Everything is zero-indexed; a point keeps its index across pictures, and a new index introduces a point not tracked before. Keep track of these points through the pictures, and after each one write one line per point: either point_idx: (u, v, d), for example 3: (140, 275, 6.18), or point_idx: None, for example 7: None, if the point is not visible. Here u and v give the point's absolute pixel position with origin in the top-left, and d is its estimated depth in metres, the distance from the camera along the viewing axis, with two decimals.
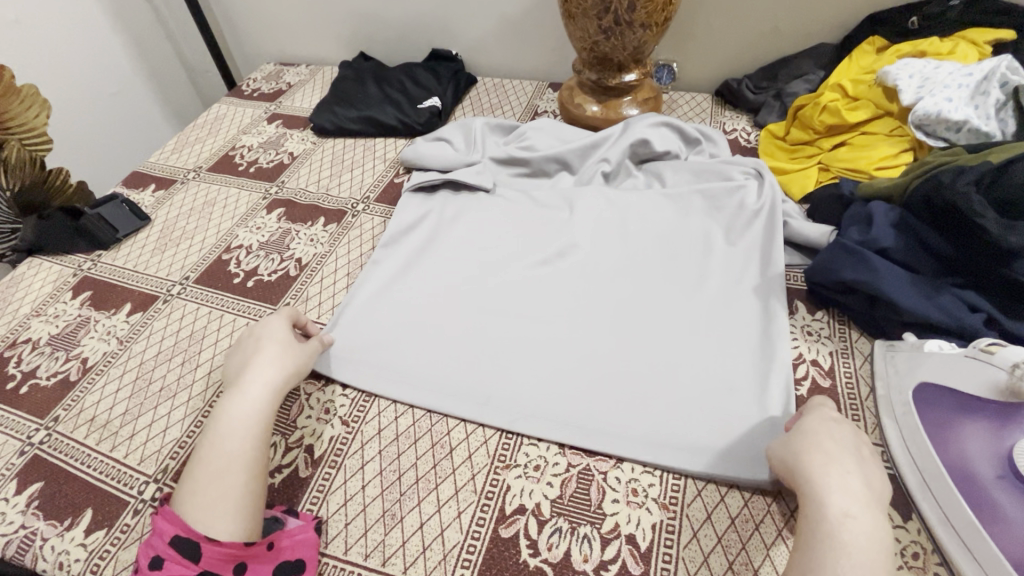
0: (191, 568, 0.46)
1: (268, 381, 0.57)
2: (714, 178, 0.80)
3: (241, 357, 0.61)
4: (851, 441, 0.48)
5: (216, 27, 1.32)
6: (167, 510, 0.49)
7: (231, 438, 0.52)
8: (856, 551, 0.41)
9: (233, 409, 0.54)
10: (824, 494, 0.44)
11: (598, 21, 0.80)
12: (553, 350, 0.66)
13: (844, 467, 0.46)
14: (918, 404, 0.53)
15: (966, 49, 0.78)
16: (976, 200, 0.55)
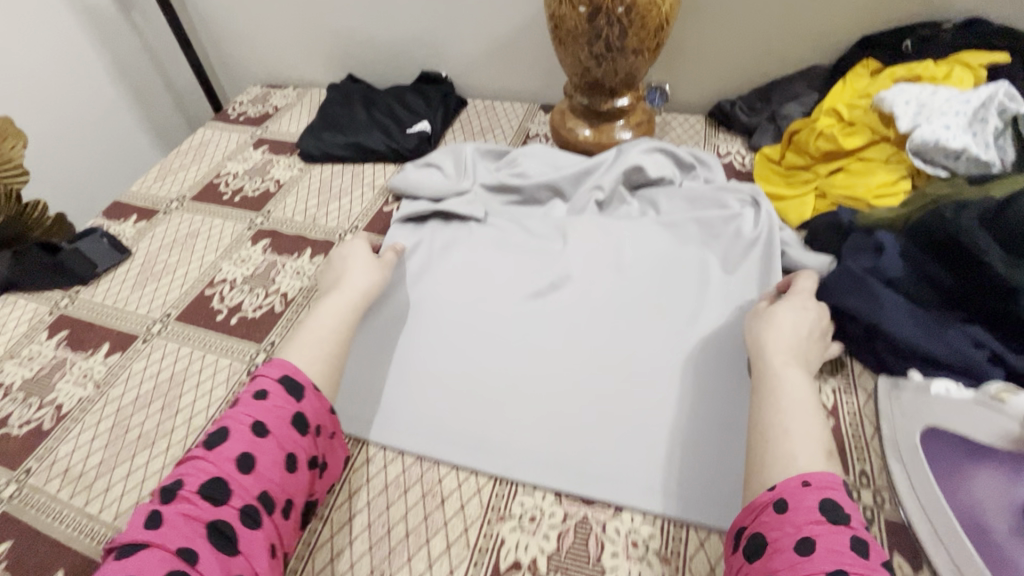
0: (293, 405, 0.51)
1: (362, 283, 0.67)
2: (709, 206, 0.79)
3: (334, 270, 0.71)
4: (809, 316, 0.57)
5: (202, 49, 1.30)
6: (276, 360, 0.55)
7: (325, 320, 0.61)
8: (793, 386, 0.50)
9: (334, 299, 0.64)
10: (772, 353, 0.54)
11: (589, 47, 0.79)
12: (551, 388, 0.64)
13: (792, 335, 0.55)
14: (927, 447, 0.51)
15: (961, 72, 0.77)
16: (979, 235, 0.53)
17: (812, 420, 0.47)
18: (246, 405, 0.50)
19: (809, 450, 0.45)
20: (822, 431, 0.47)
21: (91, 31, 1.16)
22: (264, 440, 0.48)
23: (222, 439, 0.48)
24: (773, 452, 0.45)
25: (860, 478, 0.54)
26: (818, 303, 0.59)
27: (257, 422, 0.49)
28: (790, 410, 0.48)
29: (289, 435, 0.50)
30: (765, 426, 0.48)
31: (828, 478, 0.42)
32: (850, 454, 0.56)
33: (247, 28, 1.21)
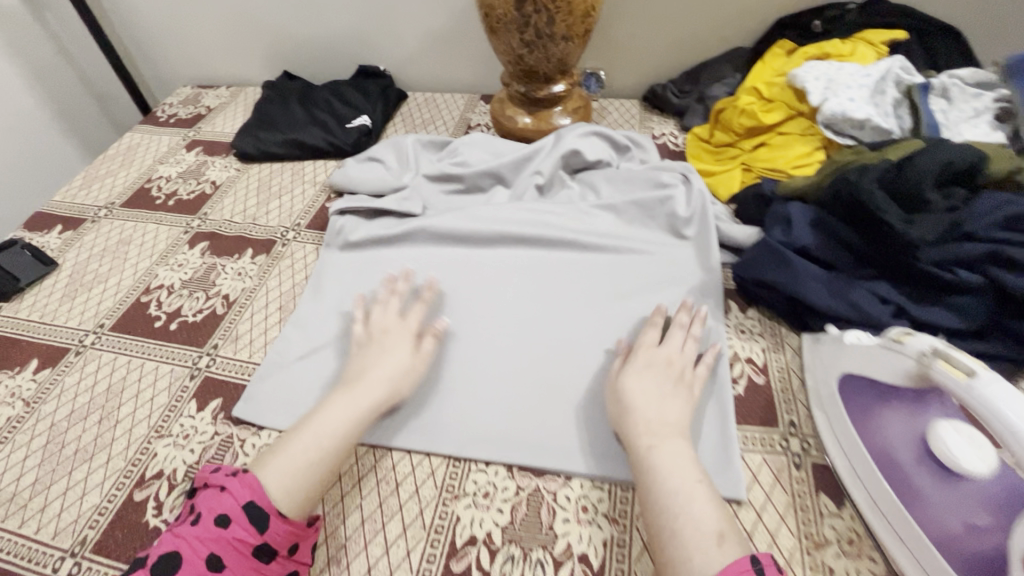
0: (257, 537, 0.46)
1: (379, 382, 0.58)
2: (645, 186, 0.82)
3: (365, 351, 0.62)
4: (660, 374, 0.57)
5: (125, 50, 1.24)
6: (243, 474, 0.49)
7: (328, 422, 0.54)
8: (659, 470, 0.49)
9: (343, 401, 0.56)
10: (635, 435, 0.52)
11: (520, 34, 0.80)
12: (505, 371, 0.65)
13: (650, 403, 0.54)
14: (843, 391, 0.55)
15: (864, 50, 0.83)
16: (879, 197, 0.58)
17: (691, 503, 0.46)
18: (204, 529, 0.46)
19: (699, 543, 0.43)
20: (710, 510, 0.45)
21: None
22: (219, 574, 0.44)
23: (173, 567, 0.44)
24: (667, 553, 0.44)
25: (790, 428, 0.58)
26: (666, 352, 0.59)
27: (212, 554, 0.45)
28: (666, 495, 0.47)
29: (250, 566, 0.45)
30: (654, 523, 0.46)
31: (737, 568, 0.41)
32: (780, 406, 0.60)
33: (173, 27, 1.16)
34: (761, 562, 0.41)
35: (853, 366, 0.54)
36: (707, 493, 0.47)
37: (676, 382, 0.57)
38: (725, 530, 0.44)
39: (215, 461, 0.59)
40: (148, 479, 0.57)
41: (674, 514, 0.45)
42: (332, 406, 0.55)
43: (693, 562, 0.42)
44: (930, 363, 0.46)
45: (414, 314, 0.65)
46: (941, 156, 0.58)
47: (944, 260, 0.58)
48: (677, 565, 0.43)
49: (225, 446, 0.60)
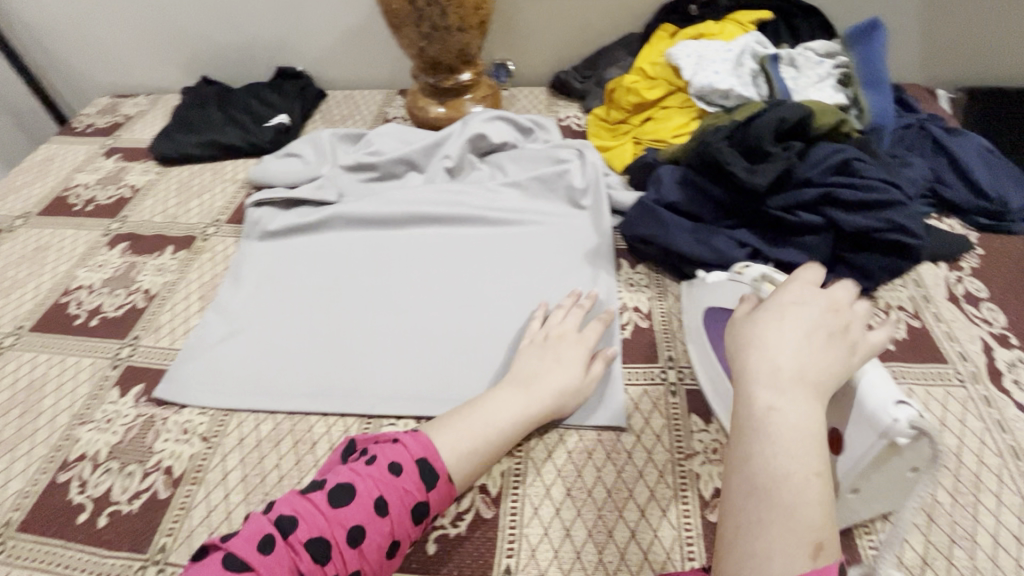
0: (422, 492, 0.49)
1: (553, 387, 0.59)
2: (546, 163, 0.88)
3: (541, 351, 0.63)
4: (808, 320, 0.43)
5: (35, 64, 1.23)
6: (417, 433, 0.52)
7: (502, 416, 0.56)
8: (779, 444, 0.38)
9: (519, 401, 0.57)
10: (757, 382, 0.41)
11: (417, 27, 0.86)
12: (421, 340, 0.70)
13: (788, 350, 0.41)
14: (706, 323, 0.63)
15: (732, 29, 0.93)
16: (727, 153, 0.66)
17: (801, 497, 0.36)
18: (380, 473, 0.48)
19: (793, 545, 0.35)
20: (823, 510, 0.36)
21: None
22: (383, 520, 0.47)
23: (348, 499, 0.47)
24: (744, 540, 0.37)
25: (669, 362, 0.66)
26: (818, 297, 0.45)
27: (381, 497, 0.47)
28: (773, 477, 0.37)
29: (405, 524, 0.48)
30: (744, 497, 0.38)
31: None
32: (661, 345, 0.68)
33: (83, 37, 1.17)
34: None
35: (712, 300, 0.62)
36: (827, 486, 0.37)
37: (829, 331, 0.43)
38: (826, 539, 0.35)
39: (138, 439, 0.62)
40: (71, 461, 0.60)
41: (771, 502, 0.37)
42: (502, 402, 0.57)
43: (774, 556, 0.35)
44: (759, 286, 0.53)
45: (591, 329, 0.65)
46: (776, 113, 0.66)
47: (790, 204, 0.67)
48: (744, 552, 0.36)
49: (148, 425, 0.63)
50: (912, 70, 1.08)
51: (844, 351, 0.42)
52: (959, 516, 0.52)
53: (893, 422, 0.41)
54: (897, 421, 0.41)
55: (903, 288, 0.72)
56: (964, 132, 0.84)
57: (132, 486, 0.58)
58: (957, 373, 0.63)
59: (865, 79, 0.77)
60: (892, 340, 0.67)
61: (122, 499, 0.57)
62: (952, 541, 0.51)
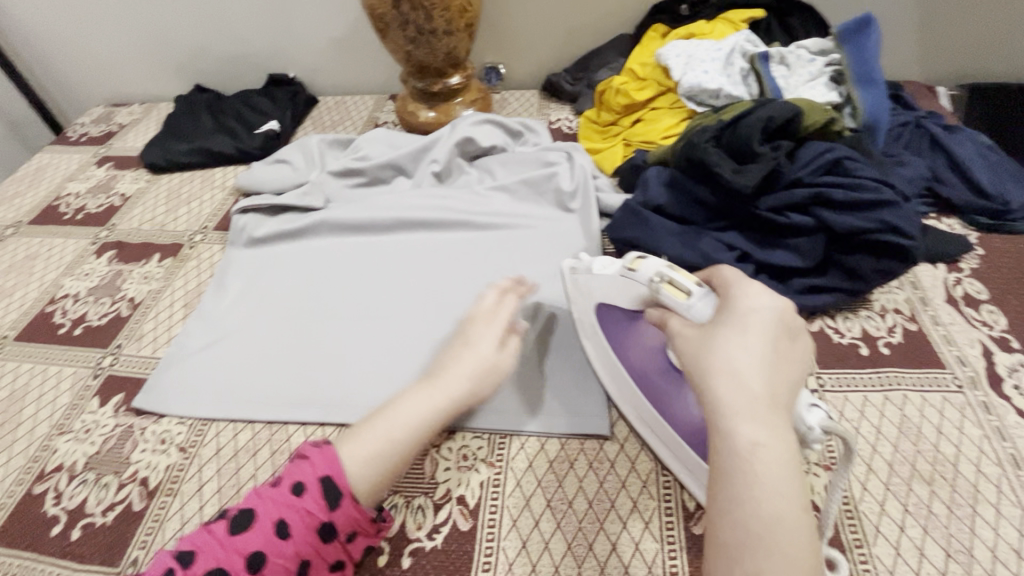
0: (325, 512, 0.47)
1: (461, 378, 0.55)
2: (535, 166, 0.87)
3: (452, 343, 0.59)
4: (769, 333, 0.40)
5: (31, 73, 1.24)
6: (325, 445, 0.50)
7: (406, 412, 0.53)
8: (768, 482, 0.34)
9: (423, 400, 0.53)
10: (736, 413, 0.36)
11: (403, 32, 0.85)
12: (403, 347, 0.69)
13: (760, 372, 0.38)
14: (601, 321, 0.59)
15: (724, 29, 0.91)
16: (714, 153, 0.65)
17: (800, 538, 0.33)
18: (282, 494, 0.47)
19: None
20: (816, 545, 0.34)
21: None
22: (284, 542, 0.45)
23: (247, 525, 0.46)
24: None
25: None
26: (766, 303, 0.42)
27: (281, 519, 0.46)
28: (768, 522, 0.33)
29: (311, 542, 0.46)
30: (740, 549, 0.33)
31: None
32: None
33: (78, 47, 1.18)
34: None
35: (605, 297, 0.56)
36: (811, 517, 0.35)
37: (788, 343, 0.42)
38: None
39: (115, 450, 0.61)
40: (48, 472, 0.60)
41: (769, 549, 0.33)
42: (407, 400, 0.53)
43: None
44: (659, 287, 0.49)
45: (507, 307, 0.61)
46: (765, 113, 0.65)
47: (779, 206, 0.65)
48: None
49: (125, 435, 0.62)
50: (911, 67, 1.06)
51: (802, 364, 0.42)
52: (955, 529, 0.50)
53: (809, 430, 0.42)
54: (812, 429, 0.42)
55: (899, 290, 0.70)
56: (963, 129, 0.82)
57: (107, 498, 0.57)
58: (954, 378, 0.61)
59: (859, 77, 0.75)
60: (887, 344, 0.65)
61: (97, 512, 0.56)
62: (947, 554, 0.48)
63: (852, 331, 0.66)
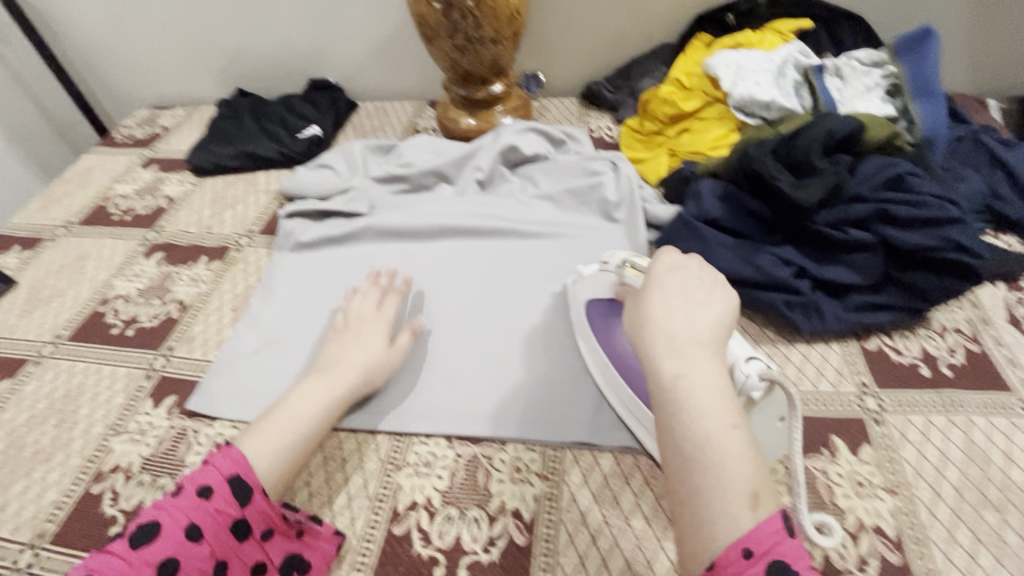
0: (236, 510, 0.48)
1: (351, 370, 0.61)
2: (579, 175, 0.87)
3: (342, 338, 0.65)
4: (684, 284, 0.45)
5: (77, 75, 1.27)
6: (227, 448, 0.51)
7: (298, 403, 0.57)
8: (693, 408, 0.39)
9: (311, 392, 0.58)
10: (659, 353, 0.42)
11: (451, 40, 0.85)
12: (452, 355, 0.69)
13: (679, 317, 0.43)
14: (588, 316, 0.65)
15: (772, 38, 0.90)
16: (773, 167, 0.64)
17: (728, 455, 0.37)
18: (187, 500, 0.47)
19: (731, 503, 0.36)
20: (751, 460, 0.37)
21: None
22: (197, 544, 0.46)
23: (152, 535, 0.45)
24: (691, 513, 0.37)
25: None
26: (681, 262, 0.47)
27: (191, 524, 0.46)
28: (697, 443, 0.38)
29: (227, 541, 0.47)
30: (679, 472, 0.38)
31: (770, 530, 0.35)
32: None
33: (123, 50, 1.20)
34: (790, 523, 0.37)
35: (591, 292, 0.65)
36: (748, 439, 0.38)
37: (708, 291, 0.45)
38: (759, 489, 0.37)
39: (170, 452, 0.61)
40: (105, 473, 0.60)
41: (702, 470, 0.37)
42: (301, 395, 0.58)
43: (717, 520, 0.36)
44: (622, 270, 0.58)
45: (392, 304, 0.69)
46: (826, 127, 0.64)
47: (838, 221, 0.64)
48: (693, 528, 0.37)
49: (179, 438, 0.63)
50: (961, 79, 1.03)
51: (727, 304, 0.44)
52: None
53: (746, 379, 0.47)
54: (749, 377, 0.47)
55: (958, 309, 0.68)
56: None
57: None
58: (1022, 402, 0.59)
59: (916, 90, 0.74)
60: (949, 366, 0.63)
61: None
62: None
63: (911, 351, 0.65)
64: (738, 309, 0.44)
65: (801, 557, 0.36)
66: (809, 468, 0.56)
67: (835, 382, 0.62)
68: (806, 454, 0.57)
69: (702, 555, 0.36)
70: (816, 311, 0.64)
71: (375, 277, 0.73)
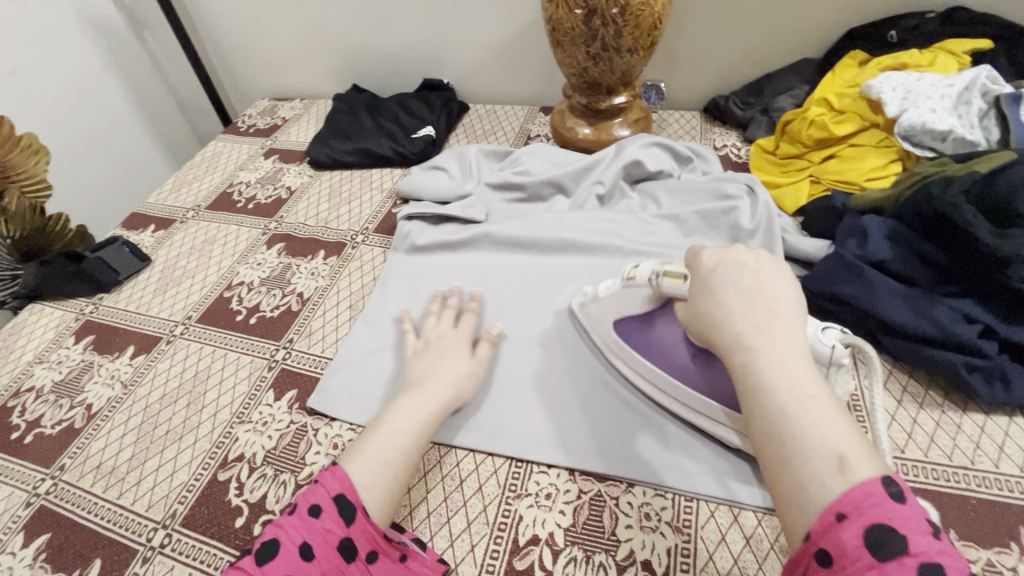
0: (342, 529, 0.47)
1: (444, 387, 0.59)
2: (709, 197, 0.81)
3: (426, 355, 0.63)
4: (735, 273, 0.43)
5: (210, 66, 1.36)
6: (333, 467, 0.50)
7: (394, 424, 0.55)
8: (771, 392, 0.36)
9: (406, 409, 0.56)
10: (726, 348, 0.40)
11: (586, 48, 0.82)
12: (541, 381, 0.65)
13: (741, 310, 0.40)
14: (620, 335, 0.62)
15: (945, 60, 0.80)
16: (966, 210, 0.56)
17: (810, 423, 0.34)
18: (301, 519, 0.47)
19: (813, 468, 0.32)
20: (837, 426, 0.34)
21: (106, 52, 1.25)
22: (309, 564, 0.44)
23: (270, 555, 0.44)
24: (781, 482, 0.34)
25: None
26: (720, 257, 0.45)
27: (304, 542, 0.45)
28: (774, 417, 0.35)
29: (335, 561, 0.45)
30: (762, 450, 0.35)
31: (869, 490, 0.30)
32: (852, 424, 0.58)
33: (253, 44, 1.26)
34: (899, 489, 0.31)
35: (617, 311, 0.62)
36: (832, 410, 0.35)
37: (759, 274, 0.42)
38: (846, 449, 0.32)
39: (291, 449, 0.62)
40: (230, 461, 0.61)
41: (783, 442, 0.34)
42: (397, 410, 0.56)
43: (808, 487, 0.32)
44: (659, 281, 0.55)
45: (468, 322, 0.68)
46: None
47: None
48: (787, 501, 0.33)
49: (300, 435, 0.63)
50: None
51: (783, 285, 0.42)
52: None
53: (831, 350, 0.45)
54: (835, 347, 0.45)
55: None
56: None
57: (285, 497, 0.57)
58: None
59: None
60: None
61: (276, 509, 0.56)
62: None
63: None
64: (796, 285, 0.42)
65: (918, 521, 0.29)
66: (993, 562, 0.47)
67: (1020, 463, 0.53)
68: (989, 547, 0.48)
69: (798, 524, 0.32)
70: (1001, 378, 0.55)
71: (459, 303, 0.71)
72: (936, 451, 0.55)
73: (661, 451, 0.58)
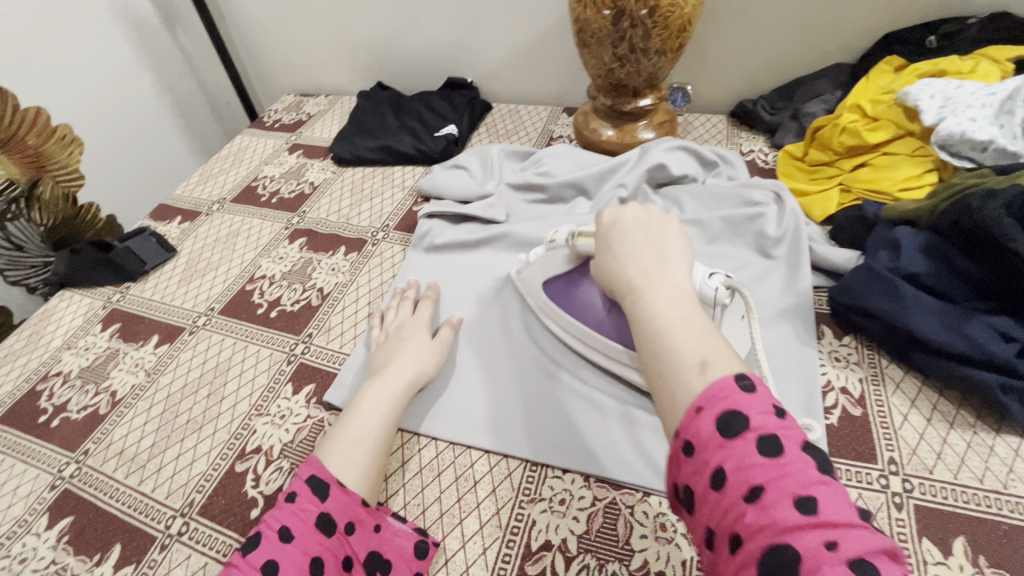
0: (318, 505, 0.49)
1: (407, 372, 0.62)
2: (735, 203, 0.79)
3: (387, 345, 0.67)
4: (632, 228, 0.48)
5: (238, 60, 1.38)
6: (310, 458, 0.52)
7: (365, 407, 0.58)
8: (651, 316, 0.39)
9: (375, 391, 0.59)
10: (621, 291, 0.44)
11: (613, 48, 0.81)
12: (514, 374, 0.66)
13: (634, 257, 0.45)
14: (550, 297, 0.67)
15: (987, 67, 0.76)
16: (1008, 224, 0.54)
17: (676, 333, 0.37)
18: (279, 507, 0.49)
19: (680, 372, 0.35)
20: (701, 337, 0.37)
21: (140, 46, 1.28)
22: (288, 544, 0.46)
23: (252, 543, 0.46)
24: (658, 392, 0.37)
25: (889, 466, 0.55)
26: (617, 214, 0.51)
27: (282, 525, 0.47)
28: (651, 336, 0.38)
29: (314, 536, 0.47)
30: (644, 367, 0.38)
31: (720, 385, 0.34)
32: (879, 443, 0.56)
33: (280, 40, 1.28)
34: (750, 380, 0.34)
35: (543, 276, 0.67)
36: (702, 324, 0.38)
37: (652, 228, 0.48)
38: (708, 355, 0.36)
39: (308, 445, 0.62)
40: (248, 452, 0.62)
41: (656, 355, 0.37)
42: (367, 392, 0.59)
43: (676, 391, 0.35)
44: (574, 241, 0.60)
45: (425, 310, 0.71)
46: None
47: None
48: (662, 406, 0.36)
49: (316, 431, 0.63)
50: None
51: (671, 235, 0.47)
52: None
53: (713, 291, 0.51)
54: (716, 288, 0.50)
55: None
56: None
57: None
58: None
59: None
60: None
61: None
62: None
63: None
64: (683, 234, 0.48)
65: (763, 404, 0.33)
66: None
67: None
68: None
69: (671, 425, 0.35)
70: None
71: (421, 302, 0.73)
72: (967, 473, 0.53)
73: (603, 433, 0.59)
